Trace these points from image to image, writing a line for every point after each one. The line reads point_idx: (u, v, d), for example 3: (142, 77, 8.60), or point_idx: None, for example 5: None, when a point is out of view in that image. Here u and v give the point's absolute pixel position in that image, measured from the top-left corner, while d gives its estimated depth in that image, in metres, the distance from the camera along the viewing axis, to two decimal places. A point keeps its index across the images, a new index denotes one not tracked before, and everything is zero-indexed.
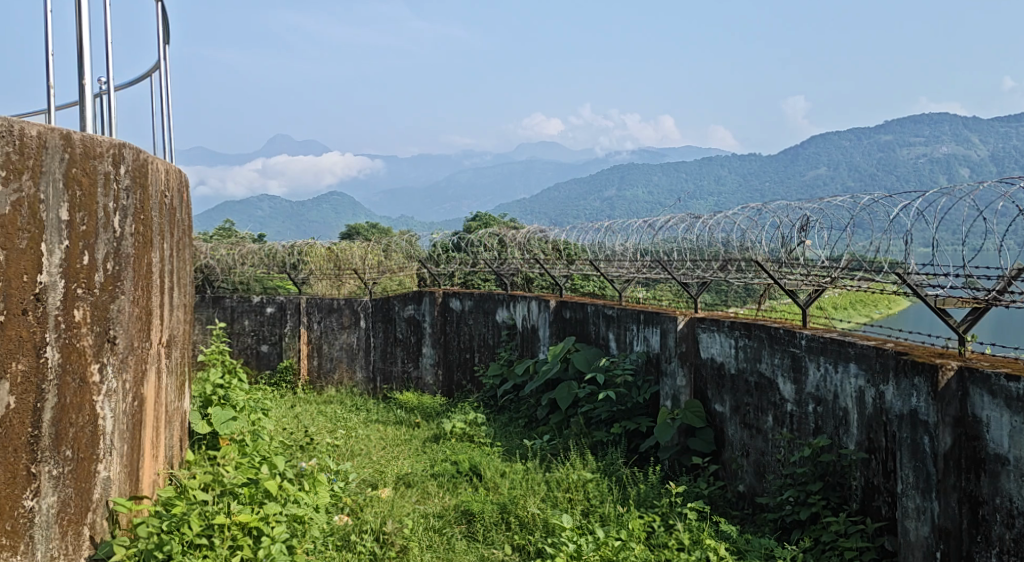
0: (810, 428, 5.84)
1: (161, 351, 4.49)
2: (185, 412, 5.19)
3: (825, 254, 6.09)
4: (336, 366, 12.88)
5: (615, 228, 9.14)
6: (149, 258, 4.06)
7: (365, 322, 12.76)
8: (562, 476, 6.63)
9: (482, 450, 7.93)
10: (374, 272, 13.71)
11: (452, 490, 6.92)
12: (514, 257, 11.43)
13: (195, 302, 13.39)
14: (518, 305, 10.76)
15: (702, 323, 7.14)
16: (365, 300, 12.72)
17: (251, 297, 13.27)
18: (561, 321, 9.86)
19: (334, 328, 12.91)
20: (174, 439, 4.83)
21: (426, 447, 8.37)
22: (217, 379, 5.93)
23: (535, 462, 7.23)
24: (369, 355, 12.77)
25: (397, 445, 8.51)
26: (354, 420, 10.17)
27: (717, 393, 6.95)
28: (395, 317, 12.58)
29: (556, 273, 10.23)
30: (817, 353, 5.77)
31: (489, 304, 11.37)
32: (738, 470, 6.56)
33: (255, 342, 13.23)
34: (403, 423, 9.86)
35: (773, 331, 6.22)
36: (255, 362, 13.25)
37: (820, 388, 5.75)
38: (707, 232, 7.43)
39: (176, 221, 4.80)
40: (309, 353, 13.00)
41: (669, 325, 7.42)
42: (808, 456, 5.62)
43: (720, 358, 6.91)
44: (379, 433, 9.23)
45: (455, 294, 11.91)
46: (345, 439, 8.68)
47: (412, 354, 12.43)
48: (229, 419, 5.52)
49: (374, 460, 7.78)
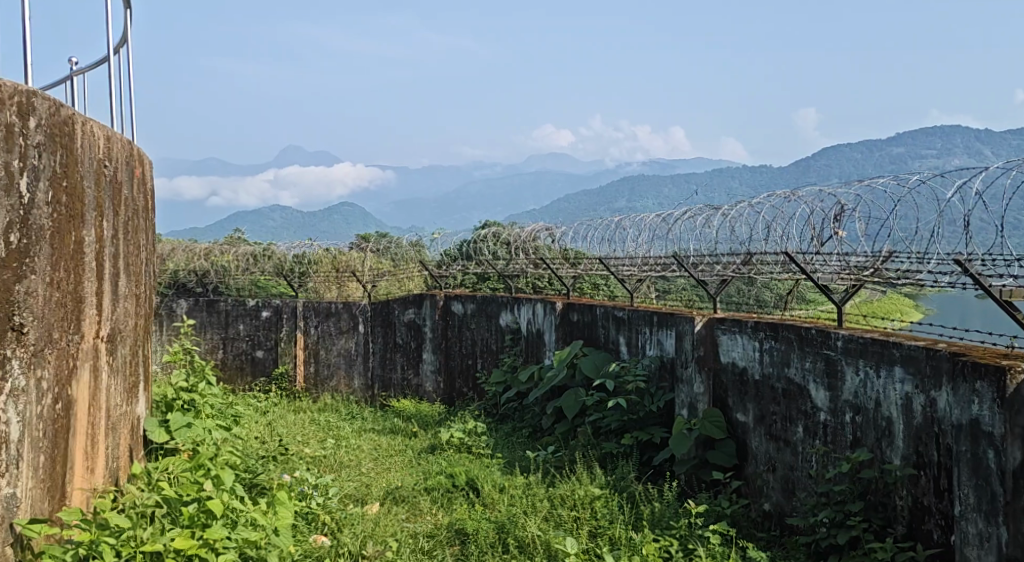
0: (847, 441, 5.18)
1: (100, 347, 3.86)
2: (138, 419, 4.58)
3: (862, 245, 5.44)
4: (334, 372, 12.28)
5: (627, 224, 8.51)
6: (78, 235, 3.47)
7: (364, 327, 12.13)
8: (567, 492, 5.99)
9: (481, 462, 7.29)
10: (374, 275, 13.09)
11: (446, 506, 6.29)
12: (519, 258, 10.81)
13: (188, 306, 12.87)
14: (522, 308, 10.12)
15: (722, 324, 6.48)
16: (363, 304, 12.10)
17: (246, 300, 12.74)
18: (568, 325, 9.21)
19: (332, 333, 12.31)
20: (119, 448, 4.22)
21: (421, 458, 7.72)
22: (181, 382, 5.34)
23: (538, 476, 6.58)
24: (368, 361, 12.11)
25: (391, 457, 7.89)
26: (349, 428, 9.58)
27: (738, 401, 6.29)
28: (395, 321, 11.90)
29: (563, 274, 9.60)
30: (856, 356, 5.12)
31: (492, 307, 10.71)
32: (764, 486, 5.90)
33: (250, 347, 12.69)
34: (399, 433, 9.23)
35: (804, 332, 5.56)
36: (249, 368, 12.72)
37: (859, 395, 5.09)
38: (728, 225, 6.78)
39: (123, 198, 4.20)
40: (306, 359, 12.44)
41: (686, 327, 6.77)
42: (845, 472, 4.96)
43: (742, 363, 6.25)
44: (373, 443, 8.61)
45: (457, 296, 11.25)
46: (335, 450, 8.08)
47: (412, 359, 11.72)
48: (188, 426, 4.89)
49: (364, 472, 7.16)
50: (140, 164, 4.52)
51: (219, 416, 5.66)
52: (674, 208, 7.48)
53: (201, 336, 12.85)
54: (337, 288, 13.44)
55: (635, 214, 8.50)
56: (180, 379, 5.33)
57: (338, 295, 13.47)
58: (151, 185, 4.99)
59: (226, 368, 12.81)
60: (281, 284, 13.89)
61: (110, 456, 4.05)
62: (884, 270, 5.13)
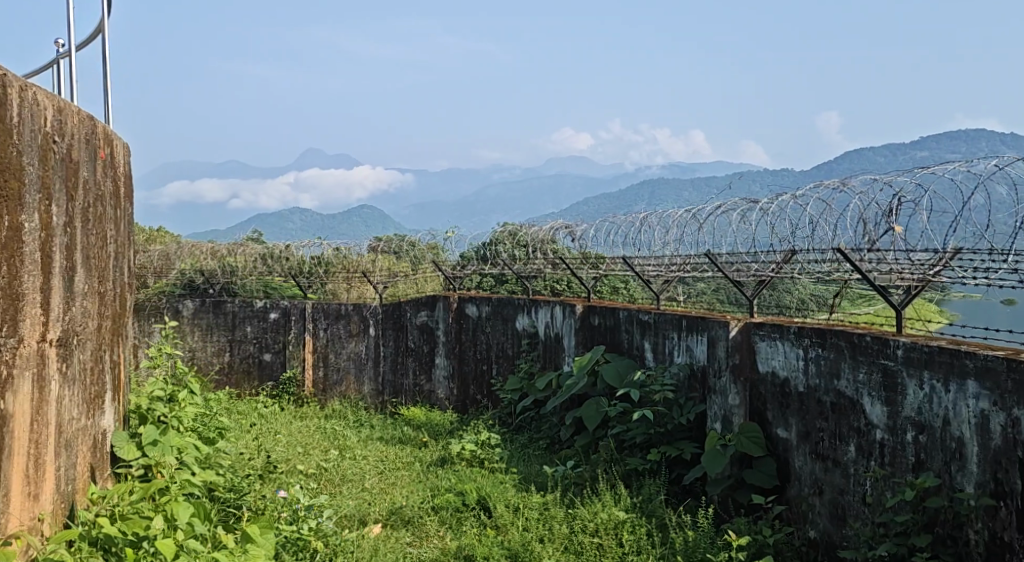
0: (909, 464, 4.57)
1: (48, 352, 3.32)
2: (103, 432, 4.03)
3: (924, 242, 4.83)
4: (343, 377, 11.74)
5: (653, 221, 7.92)
6: (13, 220, 2.96)
7: (375, 330, 11.58)
8: (590, 517, 5.40)
9: (495, 478, 6.72)
10: (385, 277, 12.58)
11: (455, 528, 5.72)
12: (536, 258, 10.22)
13: (194, 307, 12.40)
14: (540, 311, 9.55)
15: (760, 330, 5.90)
16: (374, 305, 11.56)
17: (253, 301, 12.26)
18: (590, 329, 8.63)
19: (342, 336, 11.79)
20: (76, 467, 3.67)
21: (431, 472, 7.14)
22: (156, 391, 4.80)
23: (557, 495, 5.99)
24: (378, 365, 11.56)
25: (398, 470, 7.32)
26: (356, 437, 9.03)
27: (779, 415, 5.70)
28: (407, 324, 11.33)
29: (583, 276, 9.01)
30: (919, 367, 4.51)
31: (508, 310, 10.14)
32: (809, 511, 5.30)
33: (258, 350, 12.21)
34: (409, 443, 8.67)
35: (857, 339, 4.97)
36: (257, 372, 12.23)
37: (923, 411, 4.48)
38: (766, 221, 6.19)
39: (82, 181, 3.64)
40: (314, 363, 11.93)
41: (720, 332, 6.18)
42: (909, 500, 4.35)
43: (784, 374, 5.67)
44: (381, 454, 8.06)
45: (471, 298, 10.67)
46: (339, 462, 7.52)
47: (425, 365, 11.15)
48: (163, 440, 4.35)
49: (368, 489, 6.60)
50: (106, 143, 3.97)
51: (201, 429, 5.12)
52: (707, 203, 6.90)
53: (207, 338, 12.39)
54: (347, 289, 12.90)
55: (661, 210, 7.91)
56: (155, 388, 4.78)
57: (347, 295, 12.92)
58: (123, 166, 4.45)
59: (232, 372, 12.33)
60: (289, 284, 13.38)
61: (63, 478, 3.50)
62: (952, 270, 4.53)
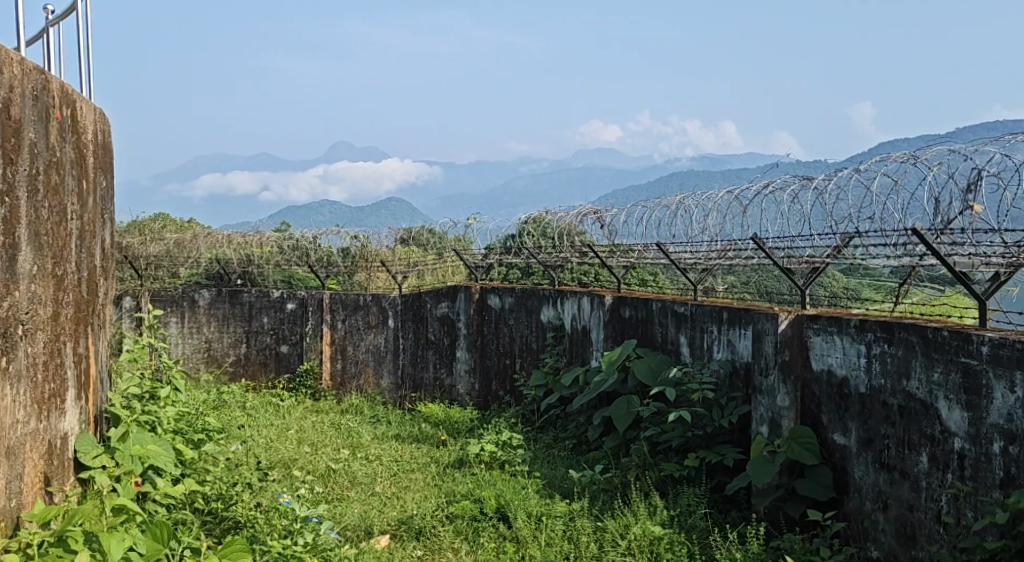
0: (995, 479, 3.93)
1: None
2: (64, 437, 3.51)
3: (1013, 223, 4.21)
4: (362, 370, 11.23)
5: (690, 204, 7.30)
6: None
7: (394, 322, 11.04)
8: (622, 532, 4.81)
9: (517, 483, 6.15)
10: (405, 265, 12.02)
11: (472, 539, 5.17)
12: (563, 246, 9.59)
13: (210, 296, 11.98)
14: (566, 302, 8.97)
15: (815, 323, 5.30)
16: (394, 296, 11.03)
17: (270, 290, 11.81)
18: (620, 322, 8.03)
19: (360, 327, 11.28)
20: (24, 477, 3.16)
21: (449, 474, 6.60)
22: (134, 388, 4.28)
23: (585, 504, 5.42)
24: (398, 358, 11.02)
25: (413, 472, 6.78)
26: (371, 435, 8.51)
27: (837, 419, 5.11)
28: (427, 315, 10.76)
29: (613, 264, 8.39)
30: (1008, 367, 3.86)
31: (532, 301, 9.55)
32: (872, 529, 4.69)
33: (274, 341, 11.76)
34: (426, 441, 8.14)
35: (931, 333, 4.33)
36: (273, 364, 11.77)
37: (1013, 419, 3.83)
38: (820, 203, 5.58)
39: (27, 144, 3.13)
40: (332, 355, 11.44)
41: (768, 325, 5.60)
42: (998, 523, 3.72)
43: (842, 372, 5.07)
44: (397, 453, 7.54)
45: (493, 289, 10.08)
46: (351, 462, 7.01)
47: (446, 358, 10.58)
48: (137, 443, 3.83)
49: (379, 494, 6.06)
50: (60, 105, 3.42)
51: (186, 431, 4.60)
52: (751, 184, 6.28)
53: (223, 329, 11.96)
54: (364, 276, 12.34)
55: (698, 191, 7.28)
56: (130, 386, 4.25)
57: (363, 284, 12.34)
58: (91, 135, 3.90)
59: (248, 364, 11.89)
60: (307, 273, 12.89)
61: (4, 492, 2.98)
62: None
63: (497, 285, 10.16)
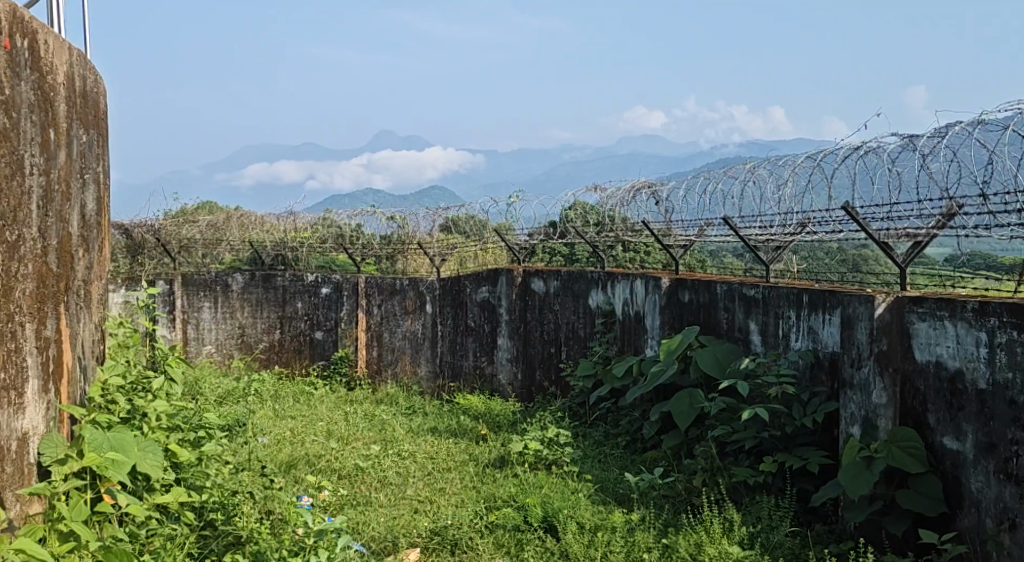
0: None
1: None
2: (21, 439, 2.90)
3: None
4: (399, 358, 10.61)
5: (759, 173, 6.51)
6: None
7: (432, 307, 10.37)
8: (692, 552, 4.12)
9: (567, 487, 5.48)
10: (443, 248, 11.19)
11: (515, 555, 4.47)
12: (614, 225, 8.82)
13: (243, 280, 11.49)
14: (617, 285, 8.26)
15: (920, 308, 4.56)
16: (431, 280, 10.34)
17: (304, 274, 11.26)
18: (679, 307, 7.30)
19: (397, 314, 10.64)
20: None
21: (491, 475, 5.95)
22: (127, 377, 3.66)
23: (646, 514, 4.75)
24: (436, 345, 10.36)
25: (450, 471, 6.14)
26: (406, 428, 7.88)
27: (948, 420, 4.37)
28: (467, 300, 10.06)
29: (669, 243, 7.65)
30: None
31: (580, 285, 8.81)
32: (995, 553, 4.00)
33: (308, 328, 11.21)
34: (466, 436, 7.49)
35: None
36: (308, 351, 11.22)
37: None
38: (924, 166, 4.80)
39: None
40: (367, 342, 10.85)
41: (861, 310, 4.87)
42: None
43: (954, 365, 4.33)
44: (435, 449, 6.91)
45: (537, 272, 9.35)
46: (384, 459, 6.39)
47: (486, 346, 9.88)
48: (114, 449, 3.17)
49: (413, 498, 5.42)
50: (9, 32, 2.82)
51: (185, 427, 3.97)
52: (838, 147, 5.50)
53: (257, 314, 11.46)
54: (400, 260, 11.58)
55: (769, 158, 6.47)
56: (112, 375, 3.57)
57: (398, 268, 11.61)
58: (64, 78, 3.30)
59: (283, 351, 11.36)
60: (343, 257, 12.25)
61: None
62: None
63: (542, 268, 9.43)
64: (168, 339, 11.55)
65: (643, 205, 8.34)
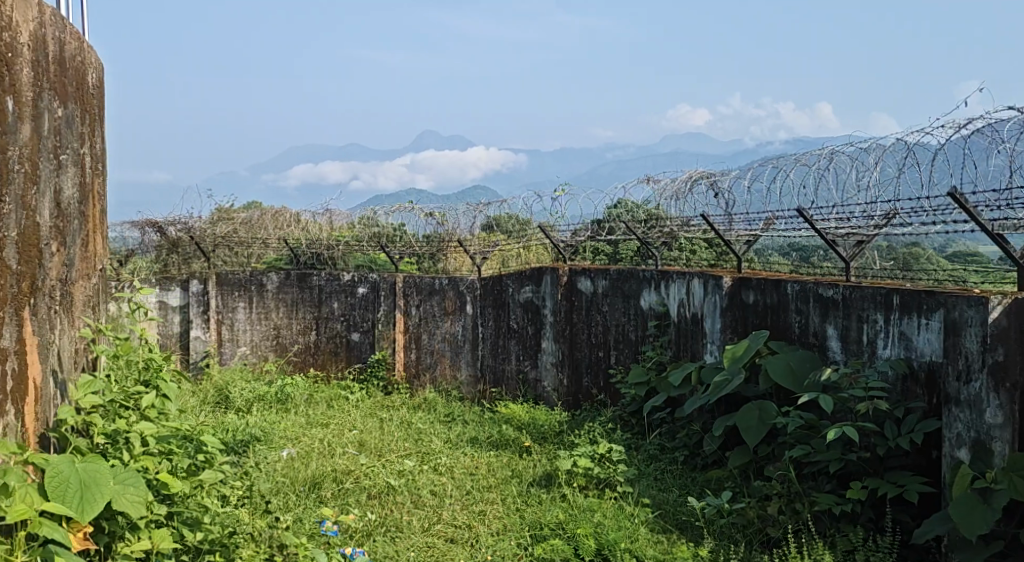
0: None
1: None
2: None
3: None
4: (437, 361, 10.04)
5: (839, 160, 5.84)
6: None
7: (473, 308, 9.79)
8: None
9: (623, 512, 4.88)
10: (483, 247, 10.30)
11: None
12: (666, 218, 8.07)
13: (279, 280, 11.06)
14: (671, 285, 7.64)
15: None
16: (471, 278, 9.77)
17: (341, 273, 10.77)
18: (742, 309, 6.62)
19: (436, 315, 10.08)
20: None
21: (537, 496, 5.36)
22: (117, 392, 3.12)
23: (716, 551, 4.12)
24: (477, 348, 9.77)
25: (492, 491, 5.56)
26: (444, 438, 7.31)
27: None
28: (509, 301, 9.45)
29: (730, 238, 6.95)
30: None
31: (630, 284, 8.15)
32: None
33: (345, 329, 10.72)
34: (508, 448, 6.90)
35: None
36: (344, 354, 10.73)
37: None
38: None
39: None
40: (406, 344, 10.31)
41: (970, 314, 4.17)
42: None
43: None
44: (476, 464, 6.33)
45: (584, 271, 8.71)
46: (420, 476, 5.82)
47: (530, 349, 9.26)
48: (81, 485, 2.62)
49: (450, 524, 4.84)
50: None
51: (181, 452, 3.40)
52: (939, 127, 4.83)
53: (292, 314, 11.01)
54: (441, 261, 10.79)
55: (849, 144, 5.82)
56: (89, 394, 2.93)
57: (436, 267, 10.87)
58: (27, 37, 2.78)
59: (318, 353, 10.88)
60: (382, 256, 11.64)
61: None
62: None
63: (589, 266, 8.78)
64: (202, 340, 11.17)
65: (701, 198, 7.64)
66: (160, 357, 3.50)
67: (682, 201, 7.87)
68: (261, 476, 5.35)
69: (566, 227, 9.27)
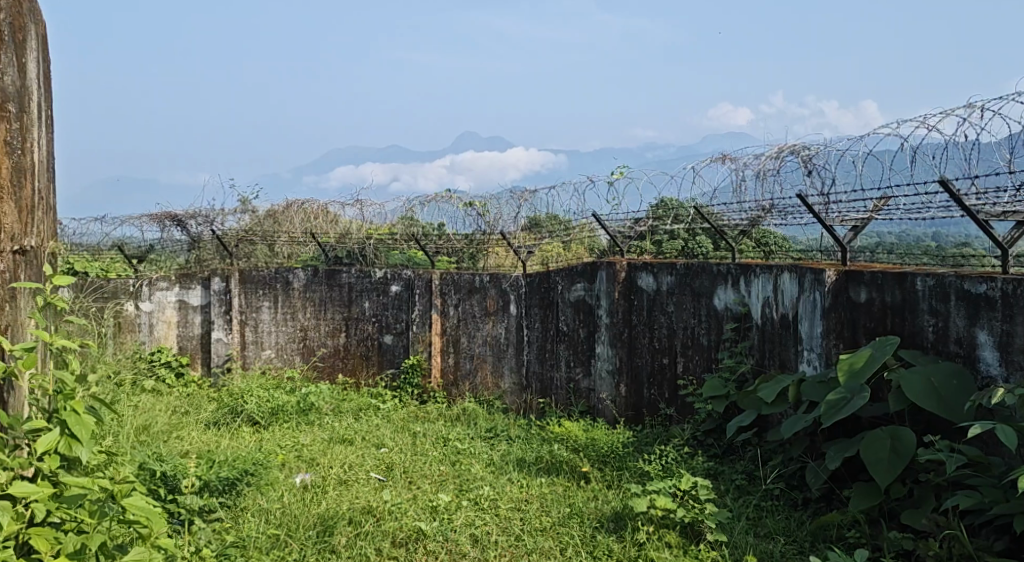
0: None
1: None
2: None
3: None
4: (477, 368, 8.94)
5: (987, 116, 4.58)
6: None
7: (517, 308, 8.68)
8: None
9: None
10: (529, 243, 8.86)
11: None
12: (750, 197, 6.62)
13: (305, 277, 10.04)
14: (754, 280, 6.47)
15: None
16: (516, 275, 8.66)
17: (373, 270, 9.71)
18: (850, 310, 5.41)
19: (476, 315, 8.98)
20: None
21: (606, 548, 4.27)
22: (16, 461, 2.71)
23: None
24: (522, 352, 8.64)
25: (545, 537, 4.46)
26: (486, 460, 6.18)
27: None
28: (558, 301, 8.31)
29: (832, 222, 5.78)
30: None
31: (701, 281, 6.96)
32: None
33: (376, 330, 9.66)
34: (565, 475, 5.78)
35: None
36: (375, 358, 9.66)
37: None
38: None
39: None
40: (443, 348, 9.22)
41: None
42: None
43: None
44: (526, 495, 5.21)
45: (646, 266, 7.49)
46: (457, 514, 4.70)
47: (582, 355, 8.09)
48: None
49: None
50: None
51: (100, 509, 2.85)
52: None
53: (320, 315, 9.97)
54: (480, 258, 9.43)
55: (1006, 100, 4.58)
56: None
57: (475, 266, 9.56)
58: None
59: (348, 357, 9.83)
60: (419, 253, 10.25)
61: None
62: None
63: (651, 260, 7.56)
64: (224, 343, 10.25)
65: (795, 178, 6.18)
66: (73, 382, 2.88)
67: (768, 180, 6.49)
68: (254, 526, 4.25)
69: (615, 219, 8.03)
